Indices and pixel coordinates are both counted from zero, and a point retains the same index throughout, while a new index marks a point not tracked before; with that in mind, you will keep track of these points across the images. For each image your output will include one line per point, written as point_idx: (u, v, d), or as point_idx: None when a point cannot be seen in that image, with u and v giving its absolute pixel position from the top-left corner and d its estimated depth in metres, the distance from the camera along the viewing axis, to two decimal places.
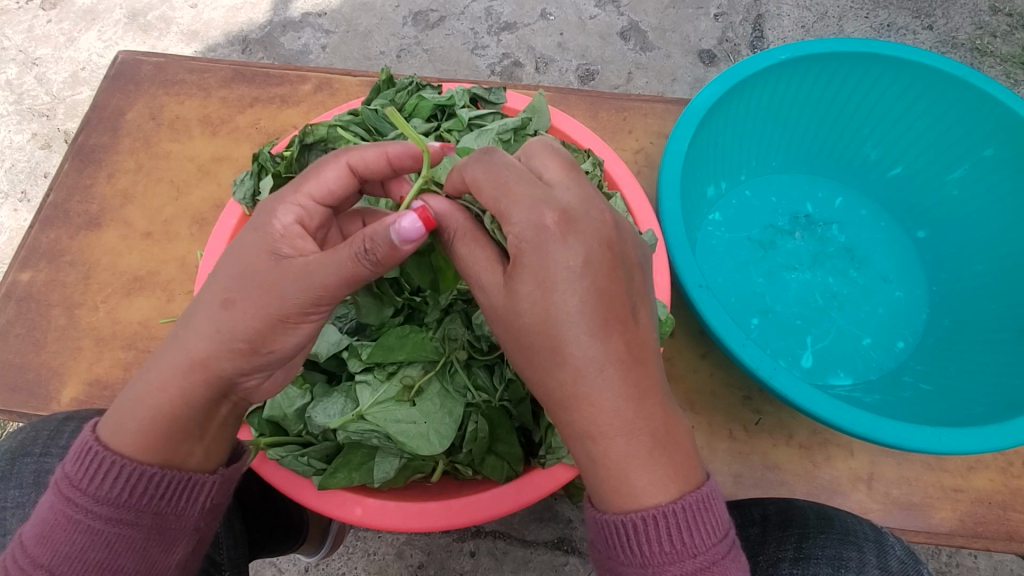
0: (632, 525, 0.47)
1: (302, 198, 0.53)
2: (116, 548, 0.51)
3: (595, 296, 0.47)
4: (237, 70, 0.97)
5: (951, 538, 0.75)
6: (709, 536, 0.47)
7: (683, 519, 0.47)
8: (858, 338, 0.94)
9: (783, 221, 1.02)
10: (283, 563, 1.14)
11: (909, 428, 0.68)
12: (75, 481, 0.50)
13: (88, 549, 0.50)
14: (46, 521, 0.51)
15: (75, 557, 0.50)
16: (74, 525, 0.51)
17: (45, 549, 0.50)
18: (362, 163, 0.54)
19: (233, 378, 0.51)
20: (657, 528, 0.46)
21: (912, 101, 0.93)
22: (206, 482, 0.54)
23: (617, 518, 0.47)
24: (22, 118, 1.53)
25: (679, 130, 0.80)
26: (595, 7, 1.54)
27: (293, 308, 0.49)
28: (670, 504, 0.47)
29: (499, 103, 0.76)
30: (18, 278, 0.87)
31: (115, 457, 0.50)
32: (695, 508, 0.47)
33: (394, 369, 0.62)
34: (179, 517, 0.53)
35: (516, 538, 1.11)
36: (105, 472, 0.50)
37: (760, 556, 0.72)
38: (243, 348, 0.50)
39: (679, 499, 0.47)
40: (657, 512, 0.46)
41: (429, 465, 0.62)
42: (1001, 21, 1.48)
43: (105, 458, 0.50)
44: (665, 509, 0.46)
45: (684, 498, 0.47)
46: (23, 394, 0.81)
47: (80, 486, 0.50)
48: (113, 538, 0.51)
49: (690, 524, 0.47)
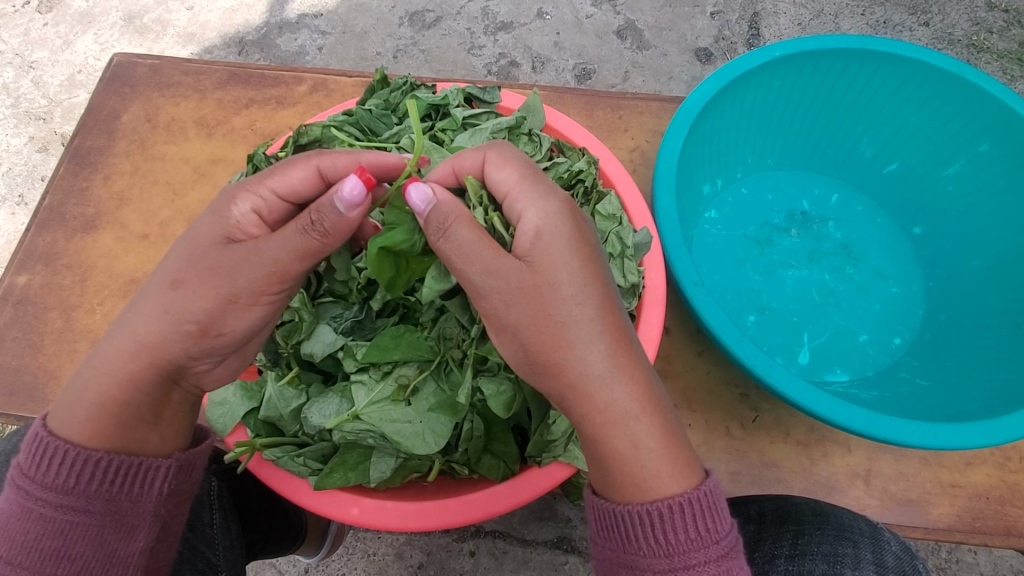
0: (658, 514, 0.49)
1: (261, 189, 0.54)
2: (70, 535, 0.52)
3: None
4: (233, 71, 0.97)
5: (949, 534, 0.75)
6: (728, 523, 0.51)
7: (704, 506, 0.50)
8: (855, 335, 0.95)
9: (780, 218, 1.02)
10: (283, 565, 1.14)
11: (905, 425, 0.67)
12: (25, 470, 0.52)
13: (43, 537, 0.52)
14: (5, 512, 0.53)
15: (31, 545, 0.52)
16: (28, 514, 0.52)
17: (3, 540, 0.52)
18: (333, 168, 0.55)
19: (182, 361, 0.53)
20: (682, 514, 0.49)
21: (907, 97, 0.93)
22: (159, 467, 0.55)
23: (641, 508, 0.49)
24: (19, 121, 1.53)
25: (674, 129, 0.79)
26: (591, 6, 1.54)
27: (248, 291, 0.51)
28: (694, 491, 0.50)
29: (494, 102, 0.76)
30: (15, 281, 0.87)
31: (59, 443, 0.52)
32: (714, 495, 0.50)
33: (389, 369, 0.62)
34: (133, 503, 0.54)
35: (516, 538, 1.11)
36: (51, 459, 0.52)
37: (757, 553, 0.73)
38: (192, 329, 0.51)
39: (700, 487, 0.50)
40: (682, 499, 0.49)
41: (427, 465, 0.62)
42: (998, 18, 1.48)
43: (52, 445, 0.52)
44: (689, 496, 0.49)
45: (705, 486, 0.50)
46: (20, 397, 0.81)
47: (29, 475, 0.52)
48: (67, 525, 0.52)
49: (711, 512, 0.50)
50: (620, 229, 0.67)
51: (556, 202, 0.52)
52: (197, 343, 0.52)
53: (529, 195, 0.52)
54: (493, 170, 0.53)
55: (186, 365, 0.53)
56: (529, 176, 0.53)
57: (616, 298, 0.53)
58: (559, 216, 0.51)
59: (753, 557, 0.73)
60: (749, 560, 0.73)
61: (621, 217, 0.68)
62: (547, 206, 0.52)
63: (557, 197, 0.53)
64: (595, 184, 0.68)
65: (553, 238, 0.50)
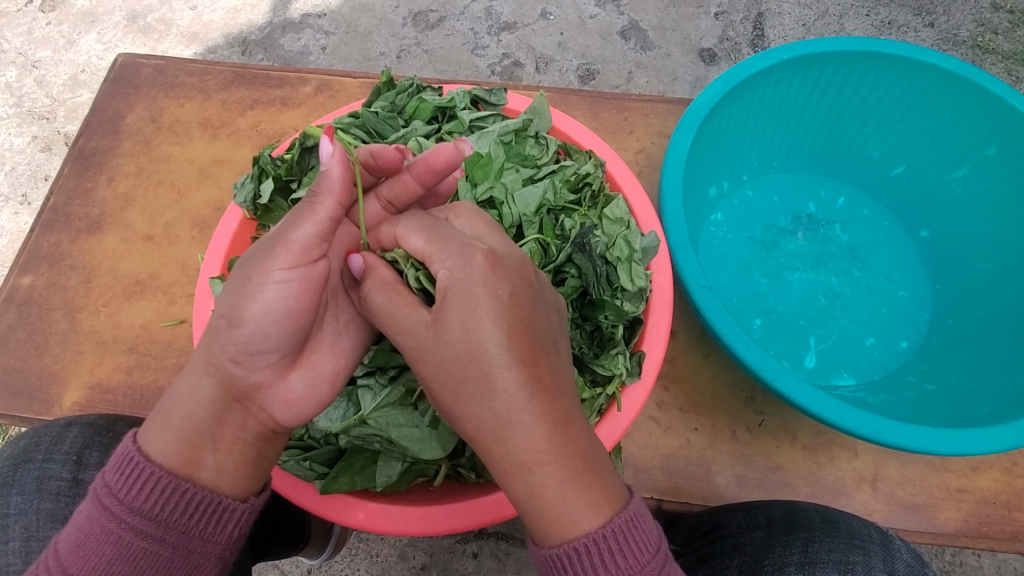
0: (566, 558, 0.45)
1: None
2: (142, 563, 0.50)
3: (504, 331, 0.46)
4: (237, 72, 0.97)
5: (956, 539, 0.74)
6: (642, 555, 0.46)
7: (614, 544, 0.45)
8: (861, 339, 0.94)
9: (785, 220, 1.02)
10: (286, 565, 1.14)
11: (912, 429, 0.67)
12: (113, 489, 0.50)
13: (115, 562, 0.49)
14: (81, 529, 0.50)
15: (102, 568, 0.49)
16: (106, 535, 0.50)
17: (77, 558, 0.50)
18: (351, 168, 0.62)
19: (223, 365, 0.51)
20: (590, 557, 0.45)
21: (915, 100, 0.92)
22: (236, 509, 0.52)
23: (551, 551, 0.45)
24: (22, 120, 1.53)
25: (681, 132, 0.79)
26: (595, 6, 1.54)
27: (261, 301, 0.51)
28: (599, 530, 0.45)
29: (500, 105, 0.75)
30: (18, 283, 0.87)
31: (154, 469, 0.50)
32: (624, 530, 0.46)
33: (396, 374, 0.62)
34: (204, 542, 0.51)
35: (519, 539, 1.11)
36: (143, 483, 0.49)
37: (765, 560, 0.71)
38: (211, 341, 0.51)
39: (607, 524, 0.45)
40: (586, 540, 0.45)
41: (433, 469, 0.63)
42: (1003, 18, 1.47)
43: (145, 468, 0.50)
44: (595, 536, 0.45)
45: (612, 522, 0.45)
46: (24, 399, 0.81)
47: (118, 495, 0.49)
48: (140, 553, 0.50)
49: (621, 548, 0.45)
50: (627, 232, 0.66)
51: (471, 261, 0.49)
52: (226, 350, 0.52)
53: (443, 255, 0.50)
54: (405, 239, 0.53)
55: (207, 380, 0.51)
56: (446, 236, 0.51)
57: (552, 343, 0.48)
58: (470, 275, 0.48)
59: (762, 564, 0.71)
60: (757, 568, 0.71)
61: (629, 221, 0.67)
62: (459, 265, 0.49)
63: (475, 253, 0.49)
64: (601, 187, 0.69)
65: (449, 300, 0.47)
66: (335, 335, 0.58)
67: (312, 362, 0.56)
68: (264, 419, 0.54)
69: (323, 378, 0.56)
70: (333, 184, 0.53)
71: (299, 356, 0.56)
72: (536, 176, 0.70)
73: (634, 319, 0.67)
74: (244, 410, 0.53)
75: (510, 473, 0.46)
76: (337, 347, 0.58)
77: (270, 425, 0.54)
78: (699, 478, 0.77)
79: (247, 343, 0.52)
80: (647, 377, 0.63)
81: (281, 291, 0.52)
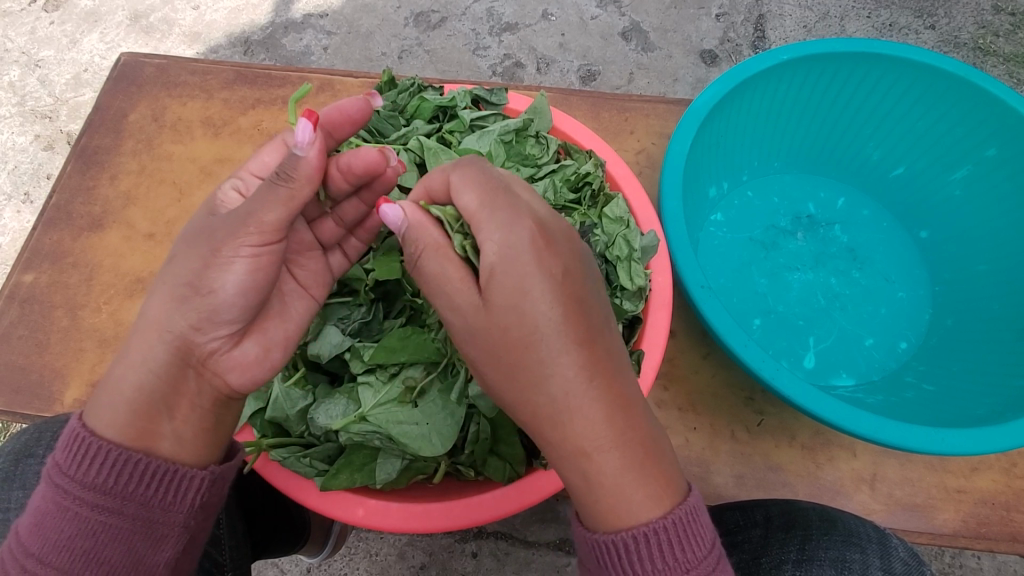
0: (623, 544, 0.46)
1: (247, 177, 0.57)
2: (102, 537, 0.51)
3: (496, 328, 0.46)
4: (239, 71, 0.97)
5: (953, 539, 0.75)
6: (699, 549, 0.47)
7: (673, 536, 0.46)
8: (860, 339, 0.94)
9: (785, 221, 1.02)
10: (285, 564, 1.14)
11: (910, 429, 0.67)
12: (65, 467, 0.50)
13: (75, 537, 0.50)
14: (39, 509, 0.51)
15: (63, 544, 0.50)
16: (63, 512, 0.51)
17: (36, 538, 0.50)
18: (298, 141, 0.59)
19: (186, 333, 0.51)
20: (646, 546, 0.46)
21: (914, 101, 0.93)
22: (195, 477, 0.53)
23: (608, 537, 0.46)
24: (25, 119, 1.53)
25: (680, 132, 0.79)
26: (596, 7, 1.54)
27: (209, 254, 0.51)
28: (661, 520, 0.46)
29: (501, 104, 0.75)
30: (21, 280, 0.87)
31: (101, 442, 0.50)
32: (684, 522, 0.47)
33: (396, 369, 0.62)
34: (165, 512, 0.52)
35: (518, 539, 1.11)
36: (92, 458, 0.50)
37: (762, 558, 0.70)
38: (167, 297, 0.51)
39: (669, 514, 0.47)
40: (647, 529, 0.46)
41: (432, 467, 0.63)
42: (1005, 21, 1.47)
43: (92, 443, 0.50)
44: (655, 526, 0.46)
45: (674, 513, 0.47)
46: (25, 395, 0.82)
47: (68, 472, 0.50)
48: (100, 527, 0.51)
49: (679, 541, 0.46)
50: (627, 232, 0.66)
51: (523, 227, 0.48)
52: (179, 322, 0.50)
53: (488, 222, 0.48)
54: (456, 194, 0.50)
55: (183, 337, 0.51)
56: (496, 195, 0.49)
57: (592, 330, 0.48)
58: (518, 249, 0.47)
59: (759, 561, 0.70)
60: (754, 565, 0.70)
61: (628, 221, 0.68)
62: (508, 236, 0.47)
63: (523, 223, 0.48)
64: (602, 186, 0.70)
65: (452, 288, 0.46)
66: (282, 304, 0.58)
67: (264, 328, 0.56)
68: (217, 385, 0.53)
69: (276, 343, 0.56)
70: (310, 174, 0.51)
71: (254, 322, 0.55)
72: (537, 176, 0.70)
73: (634, 318, 0.67)
74: (200, 377, 0.52)
75: (547, 423, 0.47)
76: (286, 315, 0.58)
77: (224, 391, 0.53)
78: (698, 477, 0.77)
79: (212, 313, 0.51)
80: (648, 376, 0.63)
81: (249, 266, 0.51)
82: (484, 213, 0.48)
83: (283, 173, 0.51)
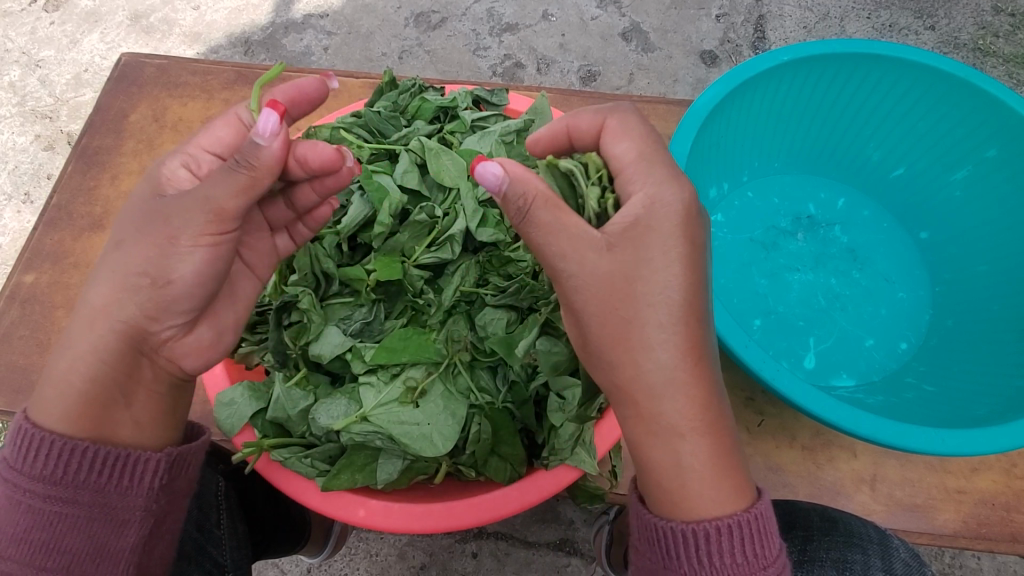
0: (708, 532, 0.48)
1: (195, 151, 0.55)
2: (60, 527, 0.51)
3: None
4: (240, 72, 0.97)
5: (953, 540, 0.75)
6: (774, 547, 0.50)
7: (753, 530, 0.49)
8: (860, 339, 0.94)
9: (785, 221, 1.02)
10: (285, 564, 1.14)
11: (910, 429, 0.67)
12: (12, 463, 0.51)
13: (32, 530, 0.51)
14: None
15: (21, 539, 0.51)
16: (16, 507, 0.51)
17: None
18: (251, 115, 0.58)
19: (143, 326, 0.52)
20: (729, 536, 0.48)
21: (914, 101, 0.93)
22: (150, 459, 0.54)
23: (696, 525, 0.49)
24: (25, 119, 1.54)
25: (681, 133, 0.79)
26: (597, 8, 1.54)
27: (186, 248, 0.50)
28: (745, 513, 0.49)
29: (502, 105, 0.75)
30: (21, 280, 0.87)
31: (44, 434, 0.51)
32: (764, 519, 0.50)
33: (398, 370, 0.62)
34: (123, 496, 0.53)
35: (519, 539, 1.11)
36: (37, 449, 0.51)
37: None
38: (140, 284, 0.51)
39: (752, 509, 0.50)
40: (733, 520, 0.49)
41: (433, 467, 0.63)
42: (1004, 22, 1.48)
43: (37, 435, 0.51)
44: (740, 518, 0.49)
45: (756, 508, 0.50)
46: (26, 395, 0.82)
47: (15, 468, 0.51)
48: (56, 518, 0.51)
49: (757, 537, 0.49)
50: None
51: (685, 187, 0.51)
52: (131, 309, 0.51)
53: (646, 176, 0.50)
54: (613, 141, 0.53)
55: (145, 328, 0.52)
56: (654, 153, 0.52)
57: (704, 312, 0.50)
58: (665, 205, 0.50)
59: None
60: None
61: None
62: (661, 191, 0.50)
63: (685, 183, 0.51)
64: None
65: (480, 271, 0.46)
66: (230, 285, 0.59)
67: (215, 312, 0.57)
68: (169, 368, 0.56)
69: (227, 326, 0.58)
70: (271, 162, 0.50)
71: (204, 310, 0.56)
72: None
73: None
74: (152, 364, 0.55)
75: (641, 395, 0.49)
76: (233, 296, 0.59)
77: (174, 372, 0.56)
78: None
79: (169, 303, 0.52)
80: None
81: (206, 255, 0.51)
82: (640, 165, 0.51)
83: (244, 161, 0.49)
